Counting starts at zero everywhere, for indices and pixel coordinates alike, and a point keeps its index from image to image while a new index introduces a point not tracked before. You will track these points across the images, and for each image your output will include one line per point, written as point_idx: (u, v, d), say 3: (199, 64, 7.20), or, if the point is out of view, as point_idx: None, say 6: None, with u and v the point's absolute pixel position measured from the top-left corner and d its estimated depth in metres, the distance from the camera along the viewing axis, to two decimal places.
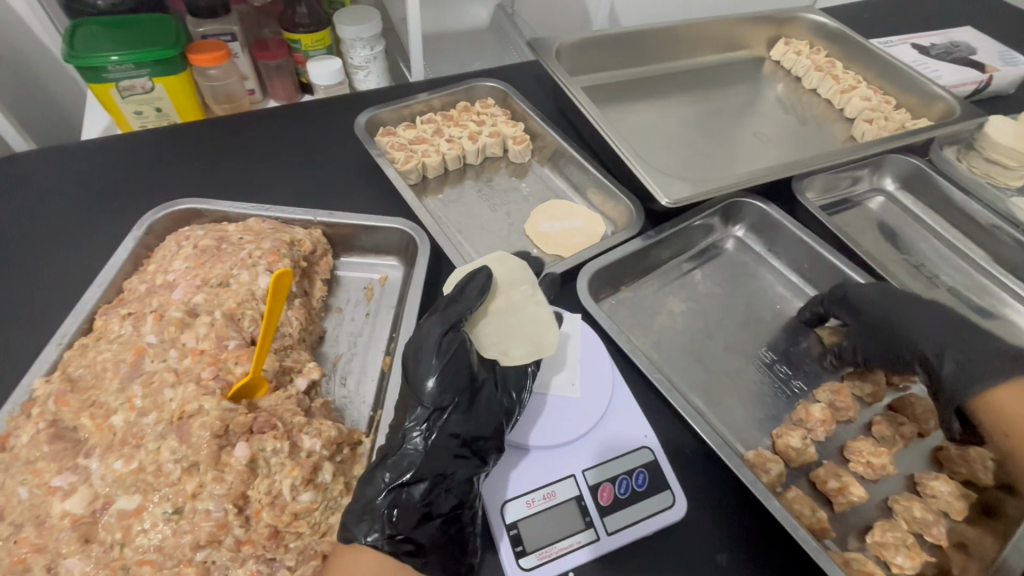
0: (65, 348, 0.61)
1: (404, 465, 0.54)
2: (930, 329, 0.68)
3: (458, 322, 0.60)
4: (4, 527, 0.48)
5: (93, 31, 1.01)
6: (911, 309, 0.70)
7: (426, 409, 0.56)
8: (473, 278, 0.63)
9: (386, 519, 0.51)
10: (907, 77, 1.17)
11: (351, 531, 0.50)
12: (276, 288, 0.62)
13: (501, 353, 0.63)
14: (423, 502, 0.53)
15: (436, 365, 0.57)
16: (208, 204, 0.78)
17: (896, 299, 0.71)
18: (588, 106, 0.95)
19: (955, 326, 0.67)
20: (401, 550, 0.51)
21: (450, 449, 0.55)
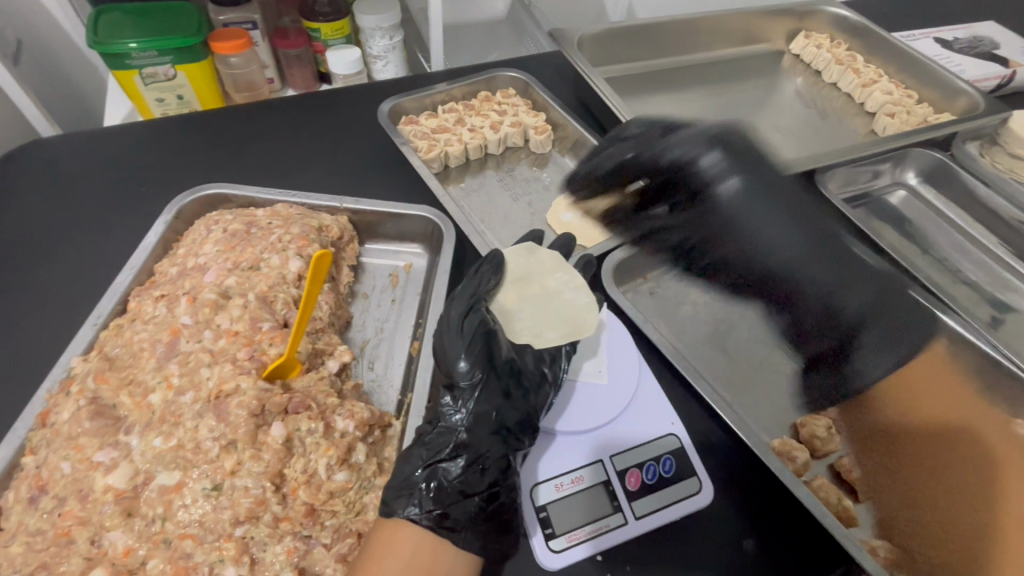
0: (100, 328, 0.62)
1: (442, 444, 0.55)
2: (794, 250, 0.71)
3: (476, 304, 0.64)
4: (49, 499, 0.50)
5: (116, 18, 1.01)
6: (766, 240, 0.71)
7: (459, 388, 0.58)
8: (487, 262, 0.68)
9: (424, 495, 0.52)
10: (929, 71, 1.16)
11: (391, 505, 0.52)
12: (315, 270, 0.64)
13: (534, 336, 0.65)
14: (459, 480, 0.54)
15: (464, 345, 0.59)
16: (236, 189, 0.79)
17: (757, 206, 0.73)
18: (611, 97, 0.95)
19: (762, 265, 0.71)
20: (441, 526, 0.51)
21: (487, 426, 0.56)
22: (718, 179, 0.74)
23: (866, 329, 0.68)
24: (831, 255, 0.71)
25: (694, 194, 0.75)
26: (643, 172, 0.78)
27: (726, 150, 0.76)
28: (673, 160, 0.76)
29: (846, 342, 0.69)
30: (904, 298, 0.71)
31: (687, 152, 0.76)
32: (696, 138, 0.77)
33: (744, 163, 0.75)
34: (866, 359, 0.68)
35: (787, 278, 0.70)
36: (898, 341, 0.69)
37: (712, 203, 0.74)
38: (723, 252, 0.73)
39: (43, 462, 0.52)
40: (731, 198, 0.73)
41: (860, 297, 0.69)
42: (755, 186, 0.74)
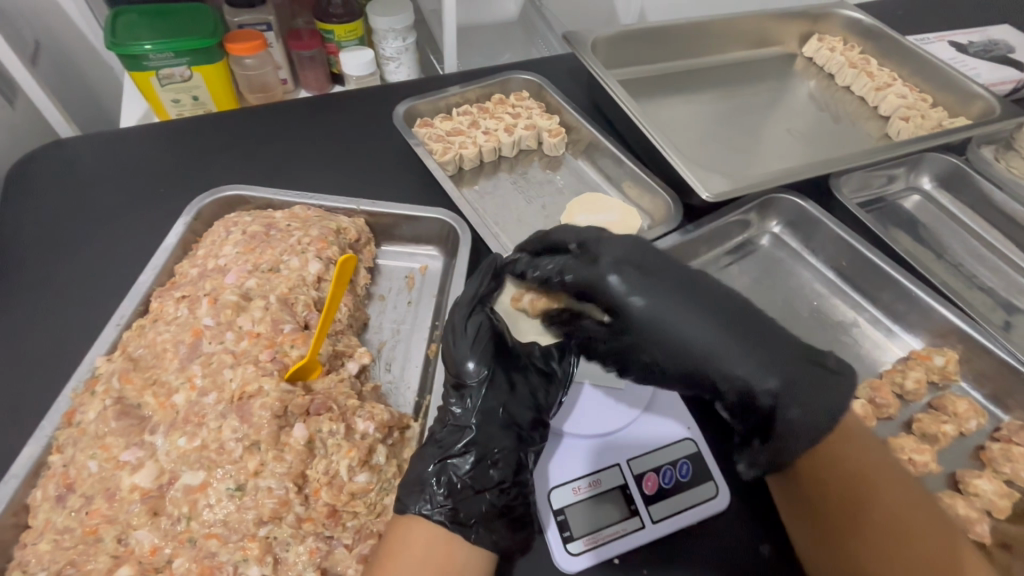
0: (123, 329, 0.63)
1: (453, 440, 0.57)
2: (736, 339, 0.55)
3: (480, 304, 0.64)
4: (77, 497, 0.51)
5: (133, 20, 1.02)
6: (689, 309, 0.56)
7: (467, 386, 0.60)
8: (489, 261, 0.66)
9: (435, 491, 0.53)
10: (944, 75, 1.16)
11: (403, 501, 0.52)
12: (341, 274, 0.65)
13: (539, 333, 0.70)
14: (470, 476, 0.54)
15: (470, 345, 0.61)
16: (255, 191, 0.80)
17: (706, 310, 0.56)
18: (625, 100, 0.95)
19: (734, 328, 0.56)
20: (453, 521, 0.52)
21: (496, 423, 0.58)
22: (603, 277, 0.58)
23: (787, 411, 0.53)
24: (743, 338, 0.55)
25: (597, 292, 0.59)
26: (538, 284, 0.63)
27: (609, 256, 0.58)
28: (547, 272, 0.61)
29: (762, 419, 0.55)
30: (825, 372, 0.55)
31: (579, 261, 0.60)
32: (603, 249, 0.59)
33: (634, 265, 0.58)
34: (789, 453, 0.52)
35: (707, 371, 0.56)
36: (819, 419, 0.51)
37: (632, 305, 0.57)
38: (640, 351, 0.59)
39: (70, 461, 0.53)
40: (614, 289, 0.57)
41: (780, 365, 0.54)
42: (646, 278, 0.57)
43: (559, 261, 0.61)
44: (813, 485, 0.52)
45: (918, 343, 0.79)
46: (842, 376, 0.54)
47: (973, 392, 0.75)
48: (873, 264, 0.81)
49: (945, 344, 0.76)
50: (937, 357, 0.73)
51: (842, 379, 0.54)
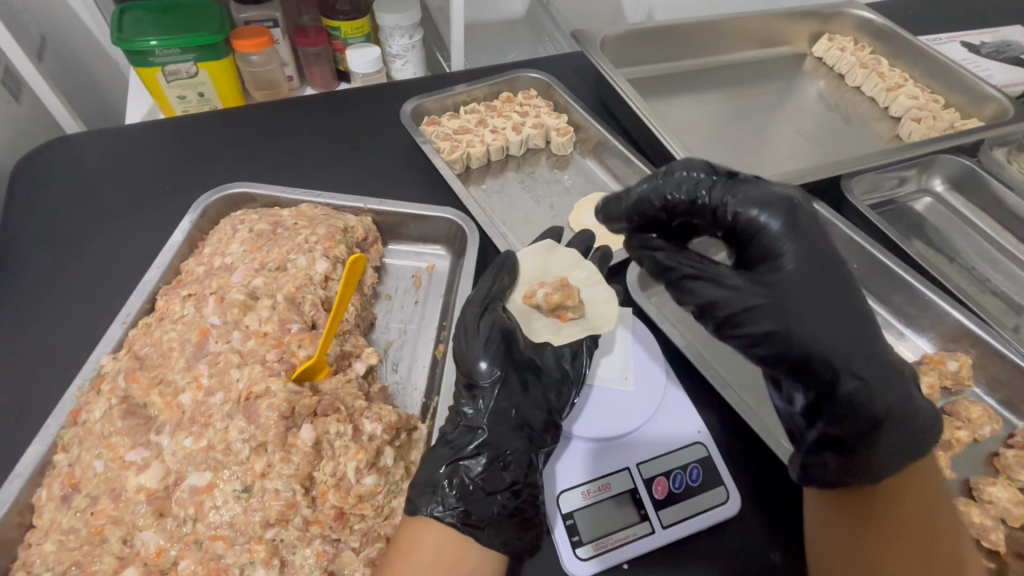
0: (129, 327, 0.63)
1: (465, 442, 0.56)
2: (855, 328, 0.52)
3: (491, 304, 0.64)
4: (82, 498, 0.50)
5: (139, 15, 1.02)
6: (813, 292, 0.52)
7: (480, 386, 0.59)
8: (501, 263, 0.68)
9: (448, 493, 0.52)
10: (956, 76, 1.14)
11: (414, 503, 0.52)
12: (349, 274, 0.64)
13: (554, 331, 0.67)
14: (482, 477, 0.54)
15: (482, 345, 0.60)
16: (261, 188, 0.79)
17: (835, 287, 0.53)
18: (634, 98, 0.94)
19: (845, 320, 0.52)
20: (465, 523, 0.51)
21: (509, 423, 0.57)
22: (761, 219, 0.54)
23: (888, 423, 0.50)
24: (855, 327, 0.52)
25: (749, 233, 0.55)
26: (659, 208, 0.57)
27: (778, 201, 0.54)
28: (688, 192, 0.55)
29: (862, 423, 0.51)
30: (920, 397, 0.53)
31: (747, 194, 0.54)
32: (780, 194, 0.55)
33: (803, 223, 0.54)
34: (887, 469, 0.48)
35: (821, 353, 0.52)
36: (910, 450, 0.49)
37: (779, 258, 0.54)
38: (766, 313, 0.53)
39: (75, 461, 0.52)
40: (777, 238, 0.54)
41: (883, 372, 0.51)
42: (805, 238, 0.54)
43: (706, 181, 0.56)
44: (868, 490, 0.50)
45: (930, 346, 0.78)
46: (928, 409, 0.52)
47: (987, 397, 0.74)
48: (885, 267, 0.80)
49: (959, 348, 0.75)
50: (950, 362, 0.72)
51: (928, 410, 0.52)
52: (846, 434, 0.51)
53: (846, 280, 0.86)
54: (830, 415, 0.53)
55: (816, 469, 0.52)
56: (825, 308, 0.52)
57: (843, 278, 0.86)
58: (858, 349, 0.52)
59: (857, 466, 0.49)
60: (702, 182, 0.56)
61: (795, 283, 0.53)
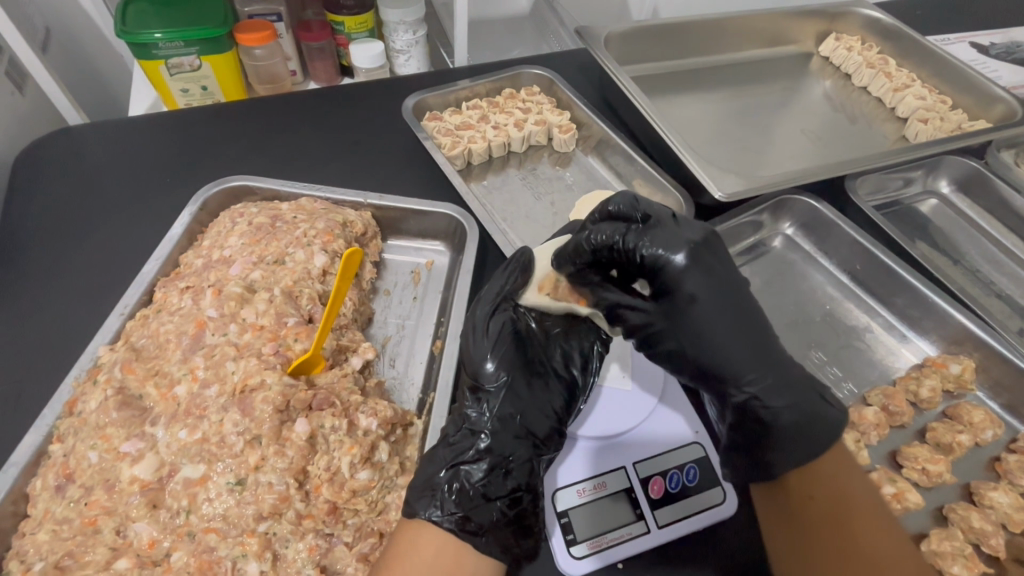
0: (127, 318, 0.63)
1: (467, 445, 0.55)
2: (759, 348, 0.54)
3: (502, 304, 0.63)
4: (76, 488, 0.50)
5: (143, 8, 1.01)
6: (723, 325, 0.54)
7: (485, 390, 0.59)
8: (517, 258, 0.65)
9: (447, 497, 0.51)
10: (965, 77, 1.13)
11: (413, 505, 0.51)
12: (345, 268, 0.66)
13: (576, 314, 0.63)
14: (482, 483, 0.53)
15: (490, 346, 0.60)
16: (260, 181, 0.78)
17: (739, 313, 0.54)
18: (637, 96, 0.93)
19: (754, 348, 0.54)
20: (464, 530, 0.50)
21: (511, 430, 0.57)
22: (668, 258, 0.53)
23: (783, 424, 0.53)
24: (758, 346, 0.54)
25: (657, 270, 0.54)
26: (589, 252, 0.58)
27: (681, 237, 0.54)
28: (607, 237, 0.56)
29: (756, 429, 0.55)
30: (824, 402, 0.55)
31: (654, 236, 0.54)
32: (685, 230, 0.55)
33: (705, 256, 0.54)
34: (780, 465, 0.53)
35: (724, 371, 0.55)
36: (815, 450, 0.52)
37: (683, 293, 0.53)
38: (673, 339, 0.55)
39: (70, 451, 0.52)
40: (679, 273, 0.53)
41: (783, 381, 0.54)
42: (708, 271, 0.53)
43: (622, 228, 0.56)
44: (803, 501, 0.52)
45: (932, 349, 0.77)
46: (837, 410, 0.55)
47: (990, 402, 0.73)
48: (889, 269, 0.79)
49: (961, 351, 0.74)
50: (952, 365, 0.72)
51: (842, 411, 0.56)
52: (745, 437, 0.56)
53: (848, 282, 0.84)
54: (737, 419, 0.56)
55: (728, 465, 0.57)
56: (733, 341, 0.54)
57: (845, 281, 0.84)
58: (762, 376, 0.54)
59: (761, 462, 0.54)
60: (619, 229, 0.56)
61: (704, 320, 0.53)
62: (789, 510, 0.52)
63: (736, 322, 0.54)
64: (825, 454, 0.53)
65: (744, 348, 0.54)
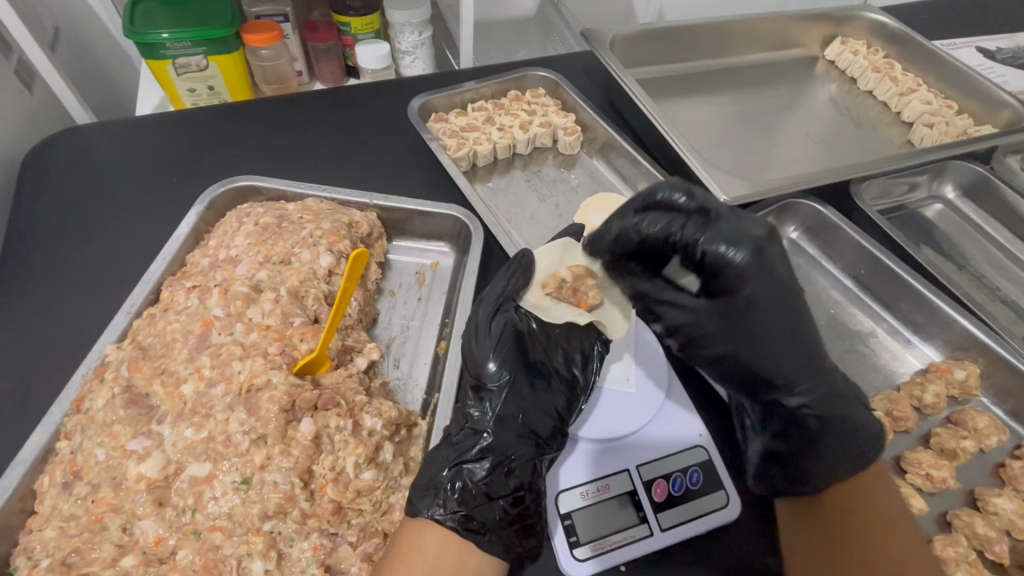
0: (134, 317, 0.63)
1: (469, 445, 0.56)
2: (811, 353, 0.55)
3: (504, 304, 0.64)
4: (82, 486, 0.51)
5: (151, 8, 1.02)
6: (781, 330, 0.53)
7: (487, 389, 0.59)
8: (518, 259, 0.67)
9: (449, 495, 0.51)
10: (970, 82, 1.13)
11: (415, 504, 0.52)
12: (353, 270, 0.66)
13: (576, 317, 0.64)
14: (484, 482, 0.53)
15: (492, 347, 0.60)
16: (267, 181, 0.79)
17: (795, 319, 0.53)
18: (642, 98, 0.93)
19: (805, 352, 0.55)
20: (466, 528, 0.51)
21: (514, 430, 0.57)
22: (731, 257, 0.50)
23: (824, 432, 0.56)
24: (808, 350, 0.55)
25: (716, 269, 0.51)
26: (637, 241, 0.56)
27: (748, 234, 0.50)
28: (662, 230, 0.54)
29: (794, 433, 0.57)
30: (863, 411, 0.57)
31: (719, 231, 0.50)
32: (748, 224, 0.52)
33: (771, 255, 0.51)
34: (820, 478, 0.54)
35: (775, 374, 0.55)
36: (851, 452, 0.55)
37: (742, 297, 0.51)
38: (725, 340, 0.54)
39: (77, 448, 0.53)
40: (744, 274, 0.50)
41: (828, 385, 0.56)
42: (772, 272, 0.51)
43: (680, 222, 0.53)
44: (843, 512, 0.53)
45: (937, 355, 0.77)
46: (870, 417, 0.57)
47: (994, 408, 0.73)
48: (893, 273, 0.78)
49: (966, 357, 0.74)
50: (957, 370, 0.71)
51: (871, 424, 0.56)
52: (788, 446, 0.57)
53: (851, 287, 0.84)
54: (780, 428, 0.58)
55: (763, 475, 0.58)
56: (789, 346, 0.54)
57: (849, 285, 0.85)
58: (809, 378, 0.55)
59: (804, 477, 0.55)
60: (676, 221, 0.53)
61: (767, 324, 0.52)
62: (821, 515, 0.54)
63: (795, 325, 0.53)
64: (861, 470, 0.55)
65: (796, 355, 0.54)
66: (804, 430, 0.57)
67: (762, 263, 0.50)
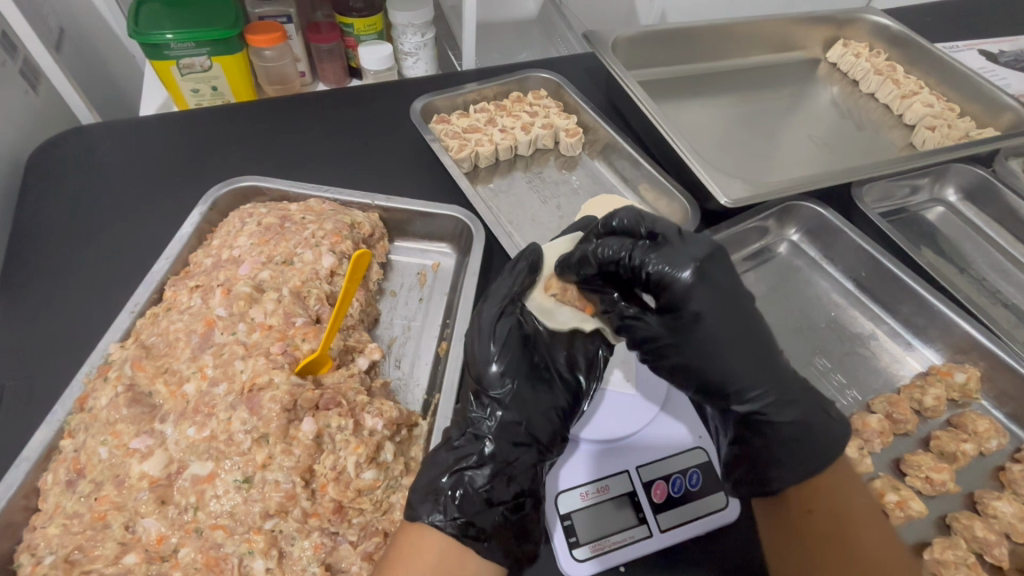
0: (137, 316, 0.63)
1: (471, 450, 0.56)
2: (761, 363, 0.55)
3: (509, 306, 0.63)
4: (86, 484, 0.51)
5: (156, 9, 1.02)
6: (731, 340, 0.54)
7: (489, 395, 0.60)
8: (525, 257, 0.66)
9: (450, 501, 0.51)
10: (972, 85, 1.13)
11: (415, 509, 0.52)
12: (355, 270, 0.66)
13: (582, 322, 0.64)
14: (485, 489, 0.54)
15: (496, 352, 0.60)
16: (270, 182, 0.79)
17: (746, 329, 0.54)
18: (644, 100, 0.93)
19: (761, 361, 0.55)
20: (466, 535, 0.50)
21: (515, 435, 0.57)
22: (674, 275, 0.53)
23: (781, 439, 0.55)
24: (758, 359, 0.55)
25: (662, 287, 0.54)
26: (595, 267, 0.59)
27: (689, 254, 0.53)
28: (614, 253, 0.57)
29: (758, 444, 0.56)
30: (825, 417, 0.56)
31: (663, 252, 0.54)
32: (691, 245, 0.54)
33: (713, 272, 0.54)
34: (780, 481, 0.54)
35: (726, 383, 0.55)
36: (816, 456, 0.53)
37: (689, 310, 0.53)
38: (678, 355, 0.56)
39: (81, 447, 0.53)
40: (686, 290, 0.53)
41: (784, 393, 0.55)
42: (714, 287, 0.53)
43: (629, 245, 0.56)
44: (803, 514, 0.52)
45: (937, 358, 0.77)
46: (840, 426, 0.56)
47: (994, 411, 0.73)
48: (893, 276, 0.79)
49: (967, 360, 0.74)
50: (958, 373, 0.71)
51: (840, 432, 0.55)
52: (745, 450, 0.57)
53: (853, 289, 0.84)
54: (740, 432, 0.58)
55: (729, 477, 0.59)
56: (741, 355, 0.54)
57: (850, 287, 0.84)
58: (766, 389, 0.55)
59: (764, 480, 0.55)
60: (626, 245, 0.56)
61: (717, 334, 0.54)
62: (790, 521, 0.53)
63: (746, 336, 0.54)
64: (825, 470, 0.53)
65: (750, 364, 0.55)
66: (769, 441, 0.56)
67: (705, 277, 0.53)
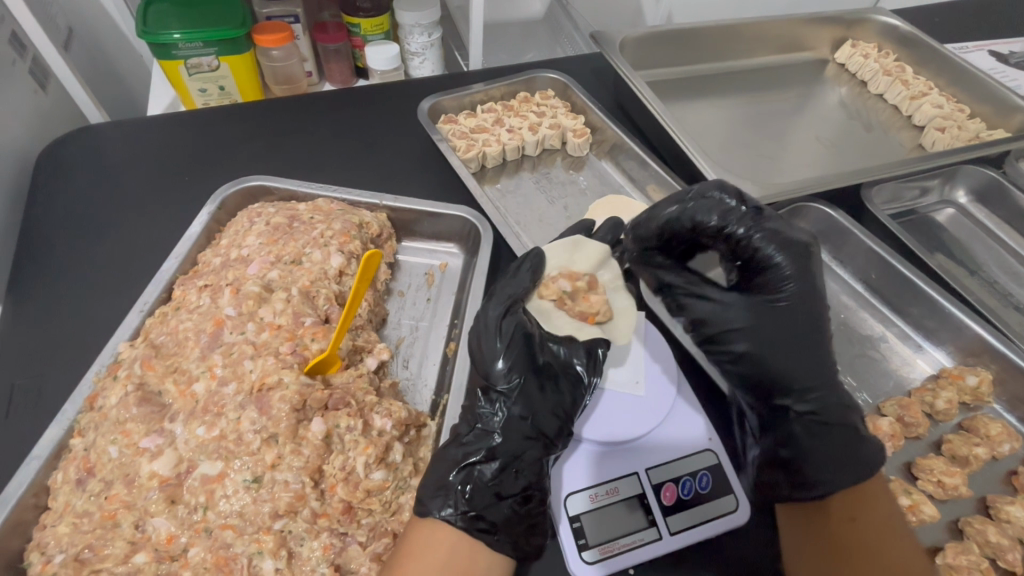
0: (146, 315, 0.64)
1: (477, 445, 0.56)
2: (824, 360, 0.59)
3: (513, 304, 0.63)
4: (95, 483, 0.51)
5: (164, 8, 1.03)
6: (804, 328, 0.58)
7: (496, 390, 0.59)
8: (529, 260, 0.67)
9: (460, 496, 0.52)
10: (983, 86, 1.12)
11: (426, 504, 0.51)
12: (364, 270, 0.66)
13: (575, 330, 0.66)
14: (494, 482, 0.54)
15: (501, 347, 0.60)
16: (278, 182, 0.79)
17: (817, 323, 0.59)
18: (651, 99, 0.93)
19: (822, 353, 0.59)
20: (474, 528, 0.51)
21: (521, 430, 0.57)
22: (774, 254, 0.57)
23: (829, 436, 0.57)
24: (821, 356, 0.59)
25: (758, 263, 0.58)
26: (689, 229, 0.60)
27: (791, 239, 0.57)
28: (714, 220, 0.58)
29: (800, 442, 0.58)
30: (864, 424, 0.59)
31: (768, 230, 0.57)
32: (793, 231, 0.58)
33: (806, 261, 0.58)
34: (827, 483, 0.54)
35: (791, 374, 0.59)
36: (855, 461, 0.54)
37: (776, 290, 0.58)
38: (750, 328, 0.59)
39: (91, 445, 0.53)
40: (781, 270, 0.57)
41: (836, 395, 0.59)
42: (804, 278, 0.58)
43: (732, 215, 0.58)
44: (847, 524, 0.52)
45: (948, 360, 0.76)
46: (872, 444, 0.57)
47: (1006, 414, 0.72)
48: (904, 277, 0.78)
49: (978, 363, 0.74)
50: (969, 377, 0.71)
51: (875, 453, 0.56)
52: (789, 450, 0.58)
53: (864, 291, 0.84)
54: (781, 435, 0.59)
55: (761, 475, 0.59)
56: (807, 342, 0.58)
57: (861, 289, 0.84)
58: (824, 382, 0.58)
59: (806, 483, 0.55)
60: (730, 212, 0.58)
61: (796, 316, 0.58)
62: (826, 527, 0.53)
63: (817, 326, 0.58)
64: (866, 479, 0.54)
65: (815, 354, 0.59)
66: (811, 436, 0.58)
67: (801, 262, 0.58)
